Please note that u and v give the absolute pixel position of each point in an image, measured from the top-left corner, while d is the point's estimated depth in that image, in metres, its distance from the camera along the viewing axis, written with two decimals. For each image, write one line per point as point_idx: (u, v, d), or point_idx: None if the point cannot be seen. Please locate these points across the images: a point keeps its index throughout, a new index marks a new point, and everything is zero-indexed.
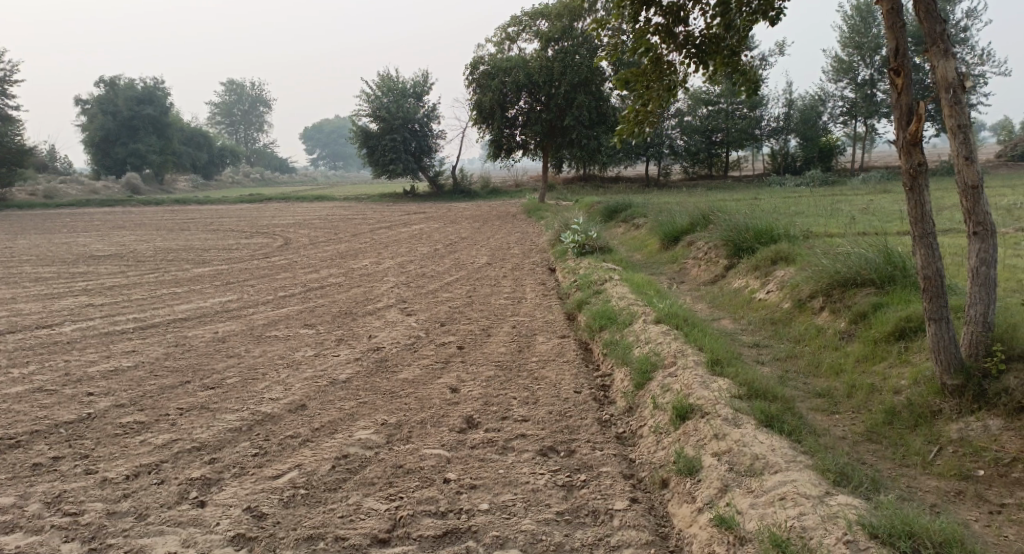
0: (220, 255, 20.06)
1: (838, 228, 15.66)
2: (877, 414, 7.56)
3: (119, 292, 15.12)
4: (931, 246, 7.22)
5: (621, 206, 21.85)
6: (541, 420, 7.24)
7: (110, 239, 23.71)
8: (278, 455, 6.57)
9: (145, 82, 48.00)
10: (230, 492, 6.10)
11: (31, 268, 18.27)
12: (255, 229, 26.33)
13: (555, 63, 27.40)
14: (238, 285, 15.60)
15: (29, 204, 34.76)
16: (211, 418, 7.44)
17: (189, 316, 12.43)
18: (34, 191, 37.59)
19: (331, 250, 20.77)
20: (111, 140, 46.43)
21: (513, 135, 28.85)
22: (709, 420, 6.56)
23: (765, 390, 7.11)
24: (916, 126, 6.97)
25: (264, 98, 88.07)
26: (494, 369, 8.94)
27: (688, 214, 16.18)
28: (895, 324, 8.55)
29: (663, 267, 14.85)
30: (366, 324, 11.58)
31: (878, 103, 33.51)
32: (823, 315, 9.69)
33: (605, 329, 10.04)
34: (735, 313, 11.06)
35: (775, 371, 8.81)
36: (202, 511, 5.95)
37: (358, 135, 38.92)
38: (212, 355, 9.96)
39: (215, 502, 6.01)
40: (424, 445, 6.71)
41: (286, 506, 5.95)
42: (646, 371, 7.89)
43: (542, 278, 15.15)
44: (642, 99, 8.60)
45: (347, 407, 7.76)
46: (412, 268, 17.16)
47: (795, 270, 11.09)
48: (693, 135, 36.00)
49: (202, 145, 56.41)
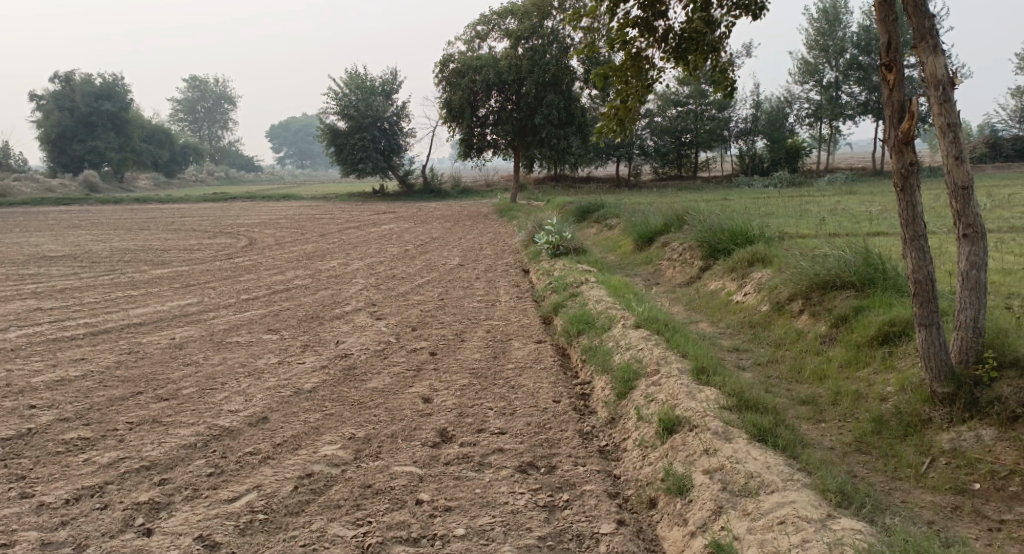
0: (181, 256, 19.49)
1: (811, 229, 15.44)
2: (865, 424, 7.30)
3: (74, 294, 14.55)
4: (922, 248, 6.94)
5: (593, 206, 21.58)
6: (518, 432, 6.87)
7: (68, 239, 23.04)
8: (236, 475, 6.13)
9: (104, 79, 46.99)
10: (181, 518, 5.66)
11: None
12: (219, 228, 25.73)
13: (524, 61, 27.05)
14: (199, 287, 15.08)
15: None
16: (165, 433, 6.98)
17: (145, 321, 11.92)
18: None
19: (297, 251, 20.27)
20: (68, 137, 45.35)
21: (483, 134, 28.49)
22: (698, 434, 6.24)
23: (754, 401, 6.79)
24: (908, 124, 6.66)
25: (229, 96, 86.82)
26: (467, 377, 8.55)
27: (661, 214, 15.90)
28: (878, 328, 8.27)
29: (638, 268, 14.56)
30: (332, 329, 11.14)
31: (843, 106, 33.44)
32: (802, 319, 9.40)
33: (582, 334, 9.70)
34: (712, 316, 10.77)
35: (757, 377, 8.51)
36: (149, 540, 5.50)
37: (325, 133, 38.33)
38: (168, 364, 9.48)
39: (164, 530, 5.56)
40: (394, 461, 6.30)
41: (242, 534, 5.52)
42: (628, 379, 7.56)
43: (515, 279, 14.79)
44: (621, 95, 8.23)
45: (312, 420, 7.34)
46: (381, 270, 16.72)
47: (773, 272, 10.80)
48: (662, 135, 35.88)
49: (164, 142, 55.36)
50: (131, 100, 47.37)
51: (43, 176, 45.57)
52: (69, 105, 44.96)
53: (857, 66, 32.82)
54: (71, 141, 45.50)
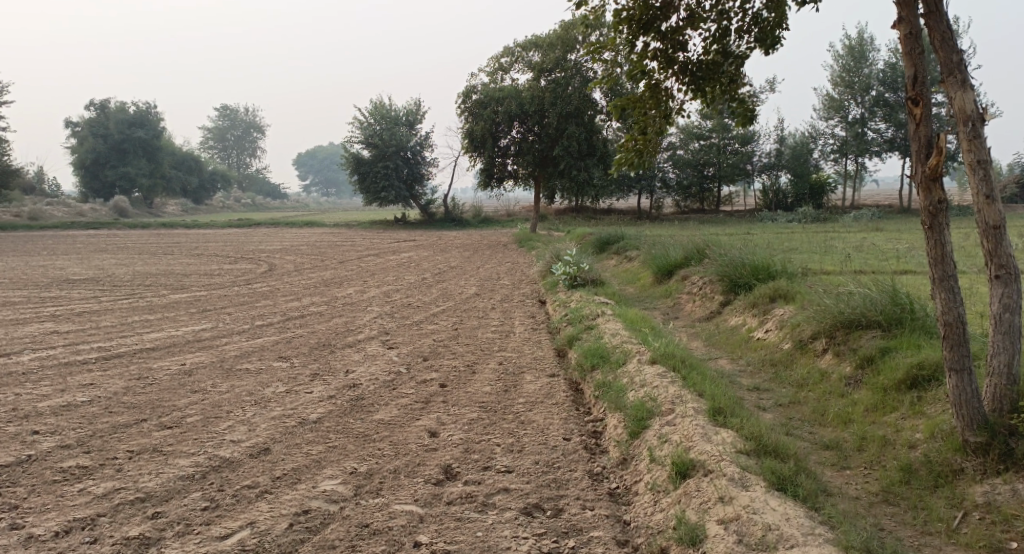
0: (200, 281, 19.44)
1: (835, 265, 15.10)
2: (892, 472, 6.98)
3: (89, 318, 14.47)
4: (952, 289, 6.65)
5: (613, 238, 21.34)
6: (525, 471, 6.61)
7: (91, 262, 23.11)
8: (231, 510, 5.90)
9: (138, 106, 47.54)
10: None
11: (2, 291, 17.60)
12: (241, 254, 25.73)
13: (547, 93, 26.98)
14: (214, 313, 14.96)
15: (12, 225, 34.16)
16: (163, 462, 6.77)
17: (157, 345, 11.78)
18: (19, 213, 36.99)
19: (315, 277, 20.15)
20: (100, 163, 45.82)
21: (504, 164, 28.39)
22: (714, 480, 5.96)
23: (773, 445, 6.50)
24: (936, 160, 6.40)
25: (257, 124, 87.71)
26: (477, 411, 8.30)
27: (681, 247, 15.64)
28: (906, 371, 7.95)
29: (657, 301, 14.28)
30: (343, 357, 10.94)
31: (869, 142, 33.06)
32: (826, 358, 9.09)
33: (596, 369, 9.44)
34: (732, 353, 10.47)
35: (777, 418, 8.21)
36: None
37: (349, 162, 38.45)
38: (174, 390, 9.30)
39: None
40: (395, 499, 6.05)
41: None
42: (641, 418, 7.29)
43: (531, 310, 14.56)
44: (639, 127, 8.03)
45: (314, 453, 7.11)
46: (397, 298, 16.54)
47: (796, 308, 10.51)
48: (684, 169, 35.64)
49: (193, 168, 55.82)
50: (163, 127, 47.85)
51: (74, 201, 46.02)
52: (102, 132, 45.47)
53: (884, 103, 32.48)
54: (103, 167, 45.98)
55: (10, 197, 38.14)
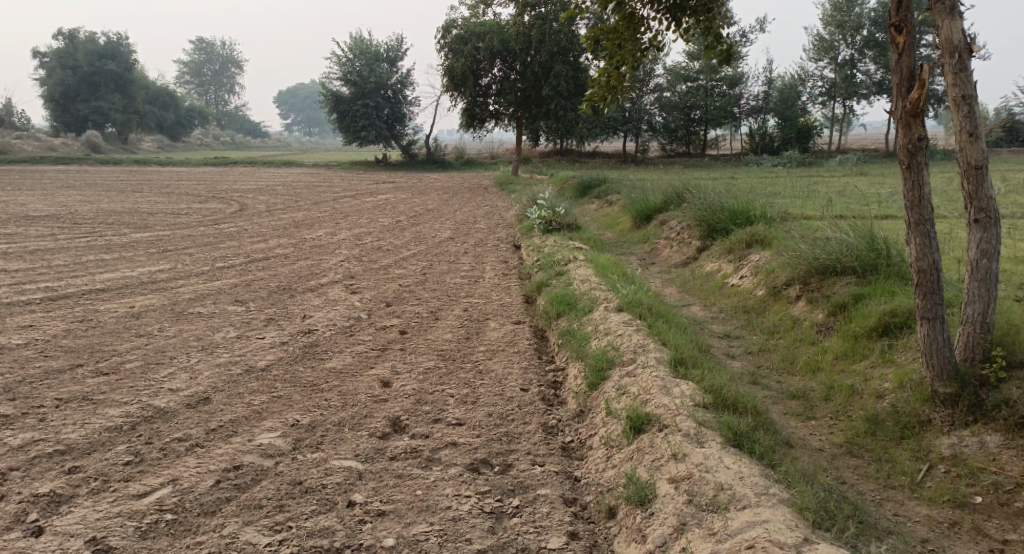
0: (165, 220, 18.84)
1: (817, 211, 14.72)
2: (858, 423, 6.69)
3: (42, 257, 13.90)
4: (928, 235, 6.28)
5: (594, 181, 20.83)
6: (477, 424, 6.27)
7: (55, 199, 22.43)
8: (156, 465, 5.60)
9: (110, 38, 46.12)
10: (78, 516, 5.10)
11: None
12: (212, 193, 25.08)
13: (532, 30, 26.13)
14: (175, 253, 14.44)
15: None
16: (92, 412, 6.48)
17: (108, 287, 11.31)
18: None
19: (287, 218, 19.61)
20: (71, 96, 44.56)
21: (485, 104, 27.61)
22: (668, 436, 5.65)
23: (733, 399, 6.18)
24: (918, 94, 5.97)
25: (237, 60, 85.77)
26: (434, 359, 7.94)
27: (661, 191, 15.18)
28: (878, 318, 7.63)
29: (634, 247, 13.88)
30: (302, 302, 10.52)
31: (857, 84, 32.35)
32: (799, 305, 8.75)
33: (562, 316, 9.09)
34: (705, 300, 10.14)
35: (746, 367, 7.91)
36: (35, 542, 4.94)
37: (328, 99, 37.48)
38: (118, 335, 8.88)
39: (54, 530, 5.00)
40: (334, 454, 5.73)
41: (142, 538, 4.95)
42: (601, 369, 6.98)
43: (504, 255, 14.12)
44: (614, 60, 7.49)
45: (256, 403, 6.75)
46: (367, 241, 16.05)
47: (772, 254, 10.13)
48: (671, 111, 34.84)
49: (169, 104, 54.49)
50: (136, 60, 46.52)
51: (46, 135, 44.85)
52: (73, 63, 44.10)
53: (875, 44, 31.87)
54: (74, 100, 44.74)
55: None
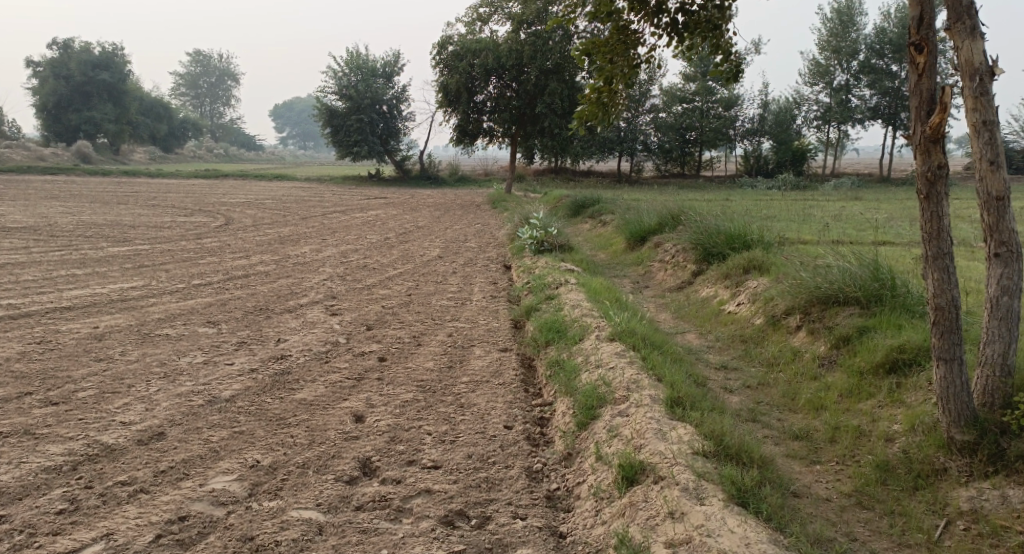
0: (147, 233, 18.30)
1: (813, 235, 14.28)
2: (867, 470, 6.17)
3: (12, 271, 13.34)
4: (946, 269, 5.78)
5: (588, 201, 20.35)
6: (454, 468, 5.78)
7: (37, 209, 21.88)
8: (91, 515, 5.36)
9: (104, 48, 45.59)
10: None
11: None
12: (199, 206, 24.52)
13: (525, 46, 25.66)
14: (152, 269, 13.89)
15: None
16: (31, 449, 6.16)
17: (75, 305, 10.76)
18: None
19: (272, 233, 19.08)
20: (63, 106, 44.04)
21: (479, 121, 27.15)
22: (665, 491, 5.24)
23: (735, 448, 5.70)
24: (939, 118, 5.49)
25: (232, 72, 85.32)
26: (413, 391, 7.38)
27: (656, 212, 14.68)
28: (885, 354, 7.12)
29: (628, 269, 13.37)
30: (278, 324, 9.97)
31: (852, 110, 32.08)
32: (800, 336, 8.23)
33: (551, 345, 8.56)
34: (701, 327, 9.62)
35: (744, 402, 7.38)
36: None
37: (321, 113, 37.02)
38: (77, 358, 8.34)
39: None
40: (294, 503, 5.38)
41: None
42: (591, 407, 6.46)
43: (493, 276, 13.60)
44: (605, 74, 6.96)
45: (215, 440, 6.29)
46: (353, 258, 15.54)
47: (771, 281, 9.63)
48: (667, 132, 34.42)
49: (162, 116, 53.98)
50: (130, 70, 45.96)
51: (37, 144, 44.29)
52: (65, 73, 43.52)
53: (870, 69, 31.52)
54: (66, 110, 44.20)
55: None
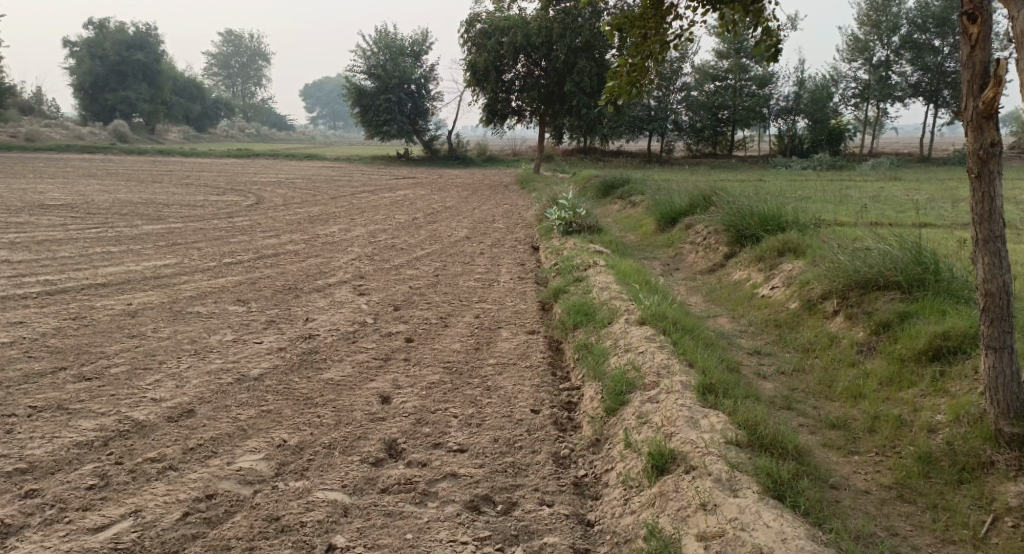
0: (180, 212, 18.37)
1: (850, 217, 13.99)
2: (908, 461, 6.00)
3: (48, 248, 13.44)
4: (999, 253, 5.57)
5: (618, 181, 20.14)
6: (480, 452, 5.70)
7: (72, 187, 22.07)
8: (120, 491, 5.30)
9: (139, 28, 45.87)
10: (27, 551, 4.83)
11: None
12: (231, 185, 24.63)
13: (555, 24, 25.39)
14: (184, 247, 13.93)
15: (8, 146, 32.91)
16: (64, 424, 6.16)
17: (109, 282, 10.80)
18: (16, 133, 35.87)
19: (302, 213, 19.09)
20: (100, 86, 44.36)
21: (508, 100, 26.93)
22: (696, 481, 5.14)
23: (771, 438, 5.58)
24: (994, 93, 5.26)
25: (264, 52, 85.53)
26: (440, 373, 7.29)
27: (687, 193, 14.45)
28: (928, 340, 6.92)
29: (658, 251, 13.19)
30: (306, 303, 9.93)
31: (893, 86, 31.47)
32: (836, 322, 8.04)
33: (579, 328, 8.44)
34: (733, 311, 9.44)
35: (779, 389, 7.22)
36: None
37: (351, 93, 36.99)
38: (109, 334, 8.36)
39: None
40: (319, 484, 5.32)
41: None
42: (620, 392, 6.36)
43: (521, 257, 13.47)
44: (639, 51, 6.79)
45: (243, 418, 6.26)
46: (382, 238, 15.49)
47: (806, 264, 9.42)
48: (698, 111, 33.98)
49: (196, 96, 54.25)
50: (164, 50, 46.12)
51: (75, 124, 44.69)
52: (101, 53, 43.92)
53: (912, 44, 30.87)
54: (103, 90, 44.50)
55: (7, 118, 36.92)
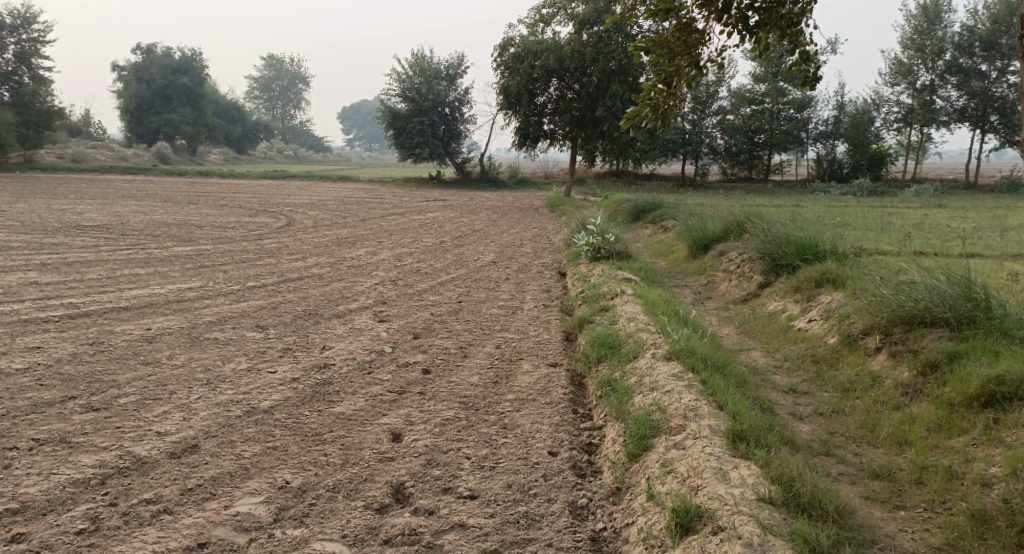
0: (212, 233, 18.26)
1: (892, 245, 13.49)
2: (960, 519, 5.60)
3: (77, 269, 13.34)
4: None
5: (650, 205, 19.74)
6: (491, 499, 5.56)
7: (110, 208, 22.12)
8: (110, 538, 5.14)
9: (184, 53, 46.31)
10: None
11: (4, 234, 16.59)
12: (264, 207, 24.57)
13: (587, 48, 25.14)
14: (211, 270, 13.76)
15: (52, 166, 33.24)
16: (64, 458, 5.90)
17: (131, 305, 10.61)
18: (63, 155, 36.32)
19: (331, 235, 18.91)
20: (145, 109, 44.84)
21: (540, 123, 26.63)
22: (724, 544, 4.99)
23: (807, 496, 5.33)
24: None
25: (303, 75, 86.27)
26: (456, 408, 6.96)
27: (721, 218, 14.02)
28: (980, 385, 6.48)
29: (689, 279, 12.79)
30: (325, 330, 9.65)
31: (936, 111, 30.81)
32: (879, 359, 7.61)
33: (604, 361, 8.09)
34: (768, 344, 9.04)
35: (817, 432, 6.80)
36: None
37: (386, 115, 36.97)
38: (124, 361, 8.13)
39: None
40: (318, 534, 5.22)
41: None
42: (643, 436, 6.09)
43: (547, 283, 13.14)
44: (665, 76, 6.47)
45: (248, 455, 5.99)
46: (408, 262, 15.23)
47: (846, 296, 8.96)
48: (734, 135, 33.48)
49: (237, 119, 54.70)
50: (208, 74, 46.58)
51: (119, 145, 45.19)
52: (147, 77, 44.29)
53: (957, 69, 30.21)
54: (148, 113, 44.97)
55: (54, 139, 37.38)
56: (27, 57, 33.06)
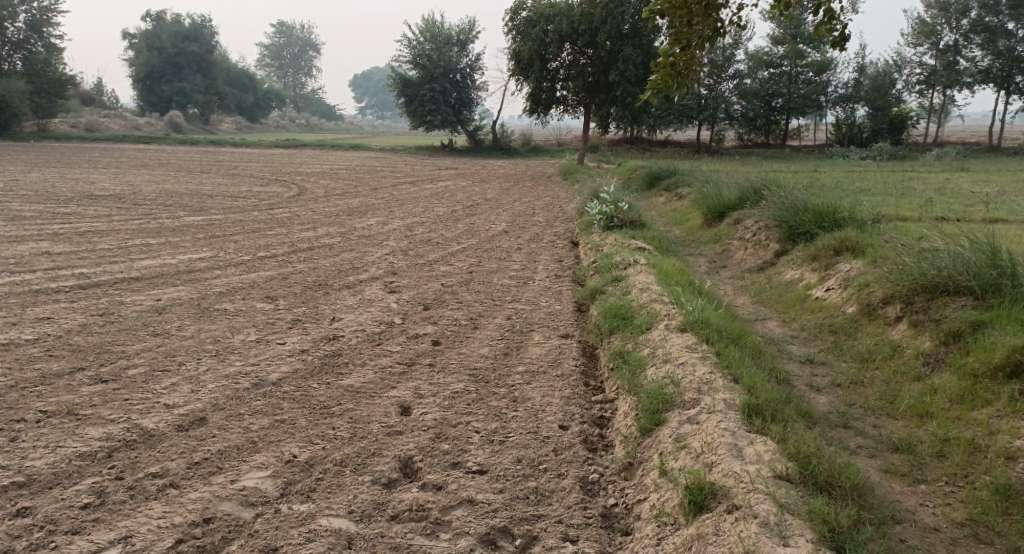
0: (223, 203, 18.16)
1: (913, 211, 13.25)
2: (982, 494, 5.50)
3: (88, 239, 13.29)
4: None
5: (664, 172, 19.51)
6: (501, 474, 5.50)
7: (122, 177, 22.04)
8: (114, 512, 5.11)
9: (193, 20, 45.95)
10: None
11: (16, 204, 16.56)
12: (276, 176, 24.47)
13: (598, 9, 24.81)
14: (221, 240, 13.67)
15: (65, 134, 33.15)
16: (70, 431, 5.86)
17: (141, 276, 10.54)
18: (76, 124, 36.23)
19: (343, 204, 18.77)
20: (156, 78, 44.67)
21: (553, 90, 26.30)
22: (739, 523, 4.91)
23: (825, 473, 5.24)
24: None
25: (315, 43, 85.79)
26: (466, 381, 6.87)
27: (736, 186, 13.81)
28: (1005, 354, 6.33)
29: (704, 247, 12.63)
30: (335, 301, 9.56)
31: (960, 72, 30.31)
32: (899, 329, 7.46)
33: (616, 333, 7.98)
34: (784, 314, 8.91)
35: (835, 404, 6.68)
36: None
37: (397, 83, 36.67)
38: (133, 332, 8.08)
39: None
40: (325, 509, 5.16)
41: None
42: (656, 411, 6.00)
43: (559, 252, 13.00)
44: (683, 39, 6.28)
45: (257, 428, 5.93)
46: (419, 232, 15.10)
47: (866, 265, 8.78)
48: (751, 99, 33.05)
49: (248, 87, 54.47)
50: (218, 42, 46.29)
51: (132, 115, 45.06)
52: (158, 45, 44.06)
53: (983, 28, 29.68)
54: (159, 81, 44.78)
55: (67, 108, 37.30)
56: (39, 25, 32.83)
